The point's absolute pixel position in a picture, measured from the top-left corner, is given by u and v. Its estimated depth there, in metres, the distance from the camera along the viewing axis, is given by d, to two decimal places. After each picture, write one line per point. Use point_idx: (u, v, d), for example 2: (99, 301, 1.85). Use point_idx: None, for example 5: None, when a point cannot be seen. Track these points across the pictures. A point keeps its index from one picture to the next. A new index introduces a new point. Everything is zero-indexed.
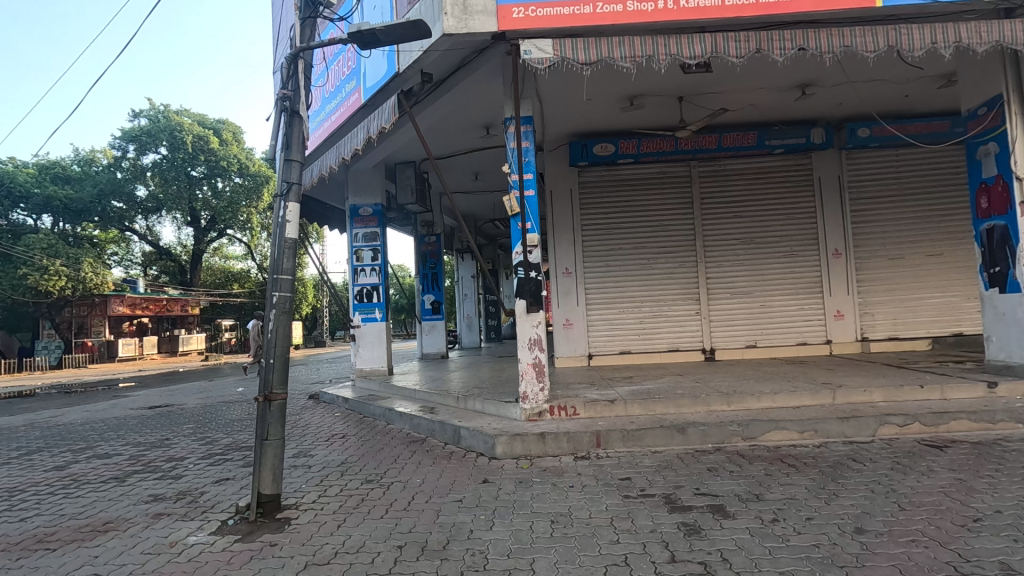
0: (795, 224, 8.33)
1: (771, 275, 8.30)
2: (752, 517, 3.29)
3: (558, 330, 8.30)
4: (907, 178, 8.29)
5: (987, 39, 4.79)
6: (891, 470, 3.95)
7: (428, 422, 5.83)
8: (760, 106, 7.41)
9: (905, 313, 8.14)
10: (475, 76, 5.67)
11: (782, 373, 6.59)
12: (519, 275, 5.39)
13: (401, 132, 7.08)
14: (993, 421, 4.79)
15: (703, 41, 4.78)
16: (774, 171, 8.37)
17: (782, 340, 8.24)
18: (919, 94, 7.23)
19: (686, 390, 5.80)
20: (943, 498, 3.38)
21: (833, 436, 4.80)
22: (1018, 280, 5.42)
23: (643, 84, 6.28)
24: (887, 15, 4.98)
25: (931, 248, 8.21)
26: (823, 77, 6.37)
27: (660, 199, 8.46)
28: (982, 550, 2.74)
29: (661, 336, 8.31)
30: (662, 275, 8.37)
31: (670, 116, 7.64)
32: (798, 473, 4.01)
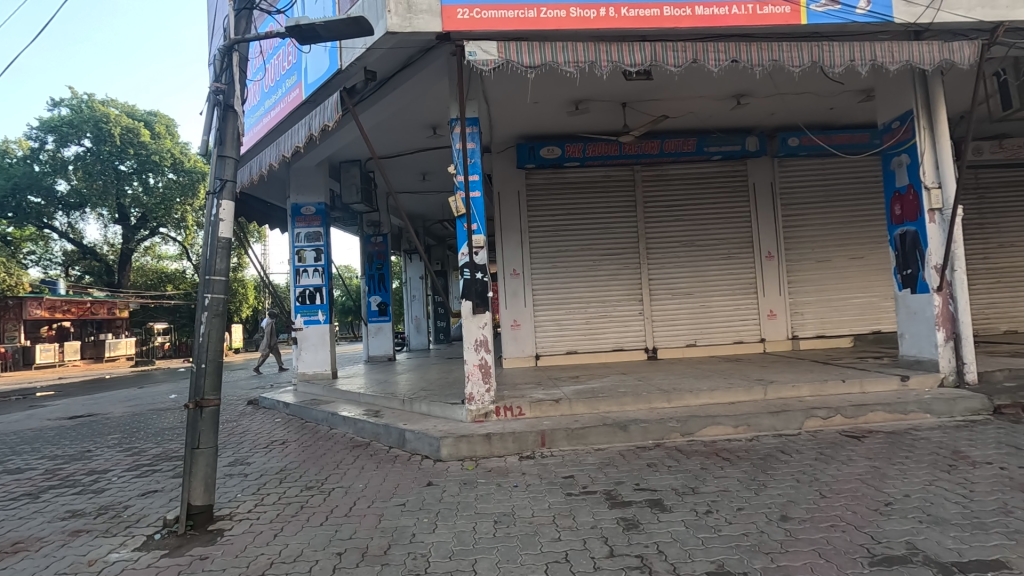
0: (732, 228, 8.71)
1: (710, 276, 8.64)
2: (687, 510, 3.42)
3: (506, 331, 8.34)
4: (832, 185, 8.83)
5: (900, 59, 5.17)
6: (815, 460, 4.19)
7: (372, 426, 5.73)
8: (699, 115, 7.71)
9: (832, 312, 8.67)
10: (422, 75, 5.60)
11: (719, 370, 6.88)
12: (465, 276, 5.37)
13: (345, 130, 6.91)
14: (906, 411, 5.16)
15: (643, 49, 4.93)
16: (712, 177, 8.73)
17: (720, 338, 8.59)
18: (843, 106, 7.71)
19: (629, 389, 5.96)
20: (859, 485, 3.62)
21: (765, 430, 5.05)
22: (927, 281, 5.84)
23: (588, 89, 6.41)
24: (812, 31, 5.29)
25: (854, 251, 8.78)
26: (756, 88, 6.69)
27: (605, 202, 8.65)
28: (891, 531, 2.95)
29: (606, 336, 8.50)
30: (607, 277, 8.57)
31: (614, 121, 7.82)
32: (732, 466, 4.19)
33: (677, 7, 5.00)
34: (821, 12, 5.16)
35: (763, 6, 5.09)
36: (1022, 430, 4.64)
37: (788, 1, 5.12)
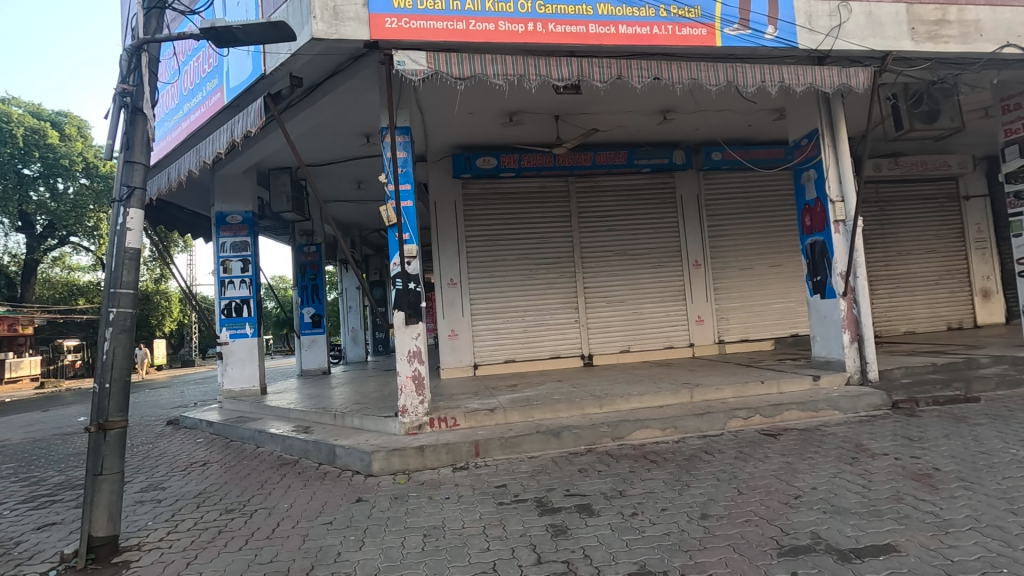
0: (661, 237, 9.06)
1: (642, 284, 8.94)
2: (614, 513, 3.50)
3: (443, 341, 8.27)
4: (752, 198, 9.38)
5: (805, 81, 5.59)
6: (735, 459, 4.41)
7: (301, 442, 5.52)
8: (628, 129, 8.01)
9: (754, 317, 9.17)
10: (351, 83, 5.51)
11: (650, 375, 7.12)
12: (397, 286, 5.31)
13: (272, 137, 6.68)
14: (817, 409, 5.53)
15: (570, 64, 5.09)
16: (642, 189, 9.05)
17: (653, 344, 8.88)
18: (759, 124, 8.22)
19: (563, 396, 6.05)
20: (773, 480, 3.84)
21: (690, 432, 5.26)
22: (834, 287, 6.30)
23: (520, 101, 6.52)
24: (727, 53, 5.63)
25: (773, 259, 9.35)
26: (679, 104, 7.03)
27: (540, 213, 8.78)
28: (799, 523, 3.14)
29: (544, 344, 8.60)
30: (544, 286, 8.69)
31: (547, 133, 7.98)
32: (658, 468, 4.34)
33: (601, 25, 5.18)
34: (734, 36, 5.50)
35: (682, 27, 5.37)
36: (915, 422, 5.07)
37: (705, 25, 5.43)
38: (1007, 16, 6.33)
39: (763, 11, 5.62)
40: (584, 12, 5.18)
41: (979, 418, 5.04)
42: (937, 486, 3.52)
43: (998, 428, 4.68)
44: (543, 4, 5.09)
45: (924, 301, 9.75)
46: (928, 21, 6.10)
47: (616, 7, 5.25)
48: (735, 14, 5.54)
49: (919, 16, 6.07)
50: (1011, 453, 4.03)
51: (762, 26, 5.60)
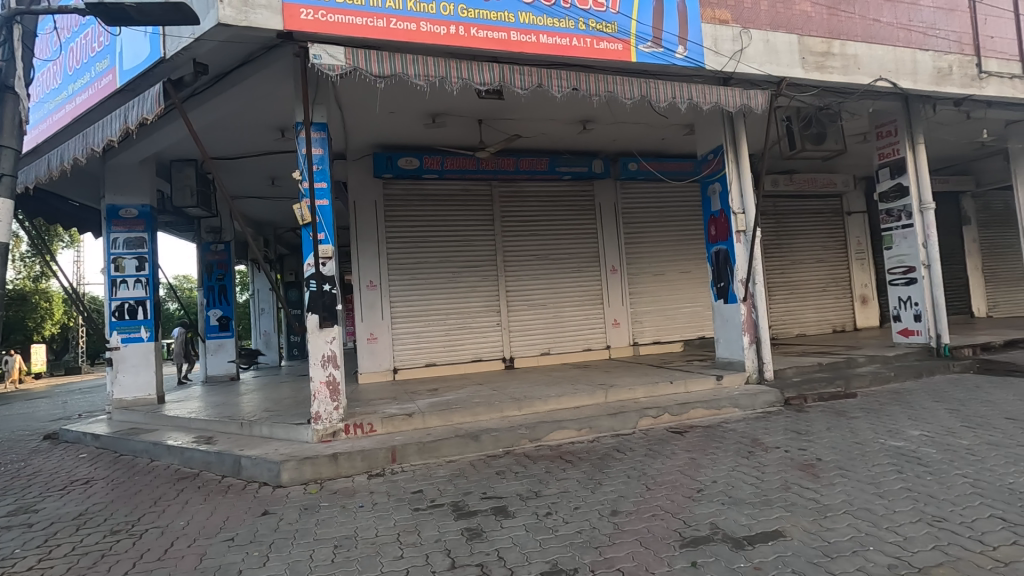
0: (581, 242, 9.32)
1: (562, 288, 9.15)
2: (529, 513, 3.55)
3: (362, 345, 8.02)
4: (665, 208, 9.89)
5: (710, 100, 6.00)
6: (645, 456, 4.62)
7: (202, 454, 5.14)
8: (550, 136, 8.19)
9: (666, 320, 9.66)
10: (263, 74, 5.24)
11: (569, 377, 7.29)
12: (311, 288, 5.09)
13: (173, 125, 6.21)
14: (719, 407, 5.92)
15: (492, 70, 5.15)
16: (563, 195, 9.28)
17: (572, 346, 9.11)
18: (671, 138, 8.71)
19: (482, 399, 6.06)
20: (678, 475, 4.06)
21: (604, 431, 5.45)
22: (736, 293, 6.77)
23: (443, 103, 6.49)
24: (641, 69, 5.92)
25: (683, 266, 9.90)
26: (598, 115, 7.28)
27: (463, 215, 8.76)
28: (700, 514, 3.34)
29: (465, 347, 8.58)
30: (466, 289, 8.68)
31: (471, 136, 8.00)
32: (573, 467, 4.45)
33: (523, 33, 5.28)
34: (648, 53, 5.79)
35: (599, 41, 5.58)
36: (803, 417, 5.54)
37: (620, 40, 5.68)
38: (880, 53, 7.13)
39: (674, 31, 5.95)
40: (506, 18, 5.24)
41: (856, 412, 5.61)
42: (819, 475, 3.87)
43: (870, 421, 5.22)
44: (466, 8, 5.10)
45: (813, 306, 10.70)
46: (816, 52, 6.73)
47: (538, 16, 5.36)
48: (648, 32, 5.83)
49: (809, 47, 6.69)
50: (881, 442, 4.51)
51: (673, 46, 5.93)
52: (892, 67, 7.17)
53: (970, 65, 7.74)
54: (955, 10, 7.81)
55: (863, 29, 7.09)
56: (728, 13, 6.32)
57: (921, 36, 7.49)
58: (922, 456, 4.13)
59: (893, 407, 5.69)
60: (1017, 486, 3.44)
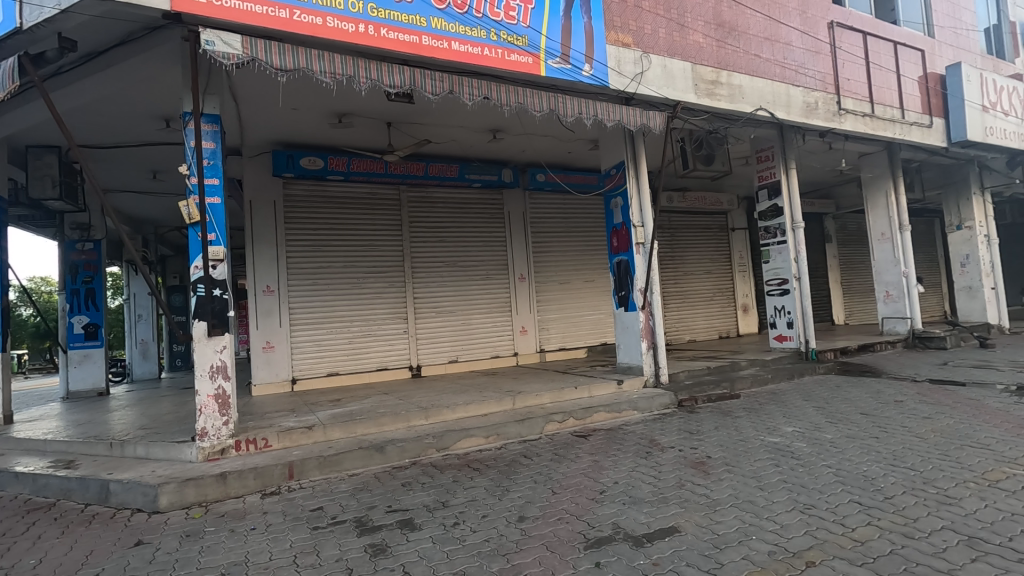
0: (489, 250, 9.39)
1: (470, 295, 9.15)
2: (436, 524, 3.48)
3: (256, 354, 7.48)
4: (571, 219, 10.24)
5: (613, 118, 6.32)
6: (551, 460, 4.71)
7: (61, 481, 4.51)
8: (460, 143, 8.19)
9: (571, 327, 9.98)
10: (146, 56, 4.75)
11: (477, 385, 7.27)
12: (199, 293, 4.67)
13: (31, 106, 5.45)
14: (620, 410, 6.20)
15: (402, 72, 5.09)
16: (473, 203, 9.31)
17: (479, 353, 9.12)
18: (577, 152, 9.04)
19: (388, 409, 5.89)
20: (582, 478, 4.18)
21: (512, 437, 5.50)
22: (635, 301, 7.14)
23: (350, 103, 6.28)
24: (550, 83, 6.10)
25: (587, 275, 10.31)
26: (507, 125, 7.40)
27: (369, 220, 8.49)
28: (603, 515, 3.45)
29: (370, 356, 8.29)
30: (372, 295, 8.40)
31: (378, 139, 7.79)
32: (480, 475, 4.44)
33: (434, 38, 5.24)
34: (556, 68, 5.98)
35: (510, 53, 5.68)
36: (694, 418, 5.94)
37: (531, 54, 5.82)
38: (760, 85, 7.89)
39: (581, 49, 6.20)
40: (417, 22, 5.17)
41: (739, 411, 6.12)
42: (708, 471, 4.16)
43: (752, 419, 5.71)
44: (376, 7, 4.97)
45: (702, 314, 11.56)
46: (707, 80, 7.32)
47: (450, 23, 5.35)
48: (557, 48, 6.02)
49: (700, 75, 7.26)
50: (761, 439, 4.95)
51: (580, 63, 6.18)
52: (769, 99, 7.96)
53: (832, 103, 8.80)
54: (820, 53, 8.84)
55: (746, 62, 7.82)
56: (630, 37, 6.70)
57: (794, 73, 8.40)
58: (795, 450, 4.58)
59: (771, 406, 6.28)
60: (870, 473, 3.92)
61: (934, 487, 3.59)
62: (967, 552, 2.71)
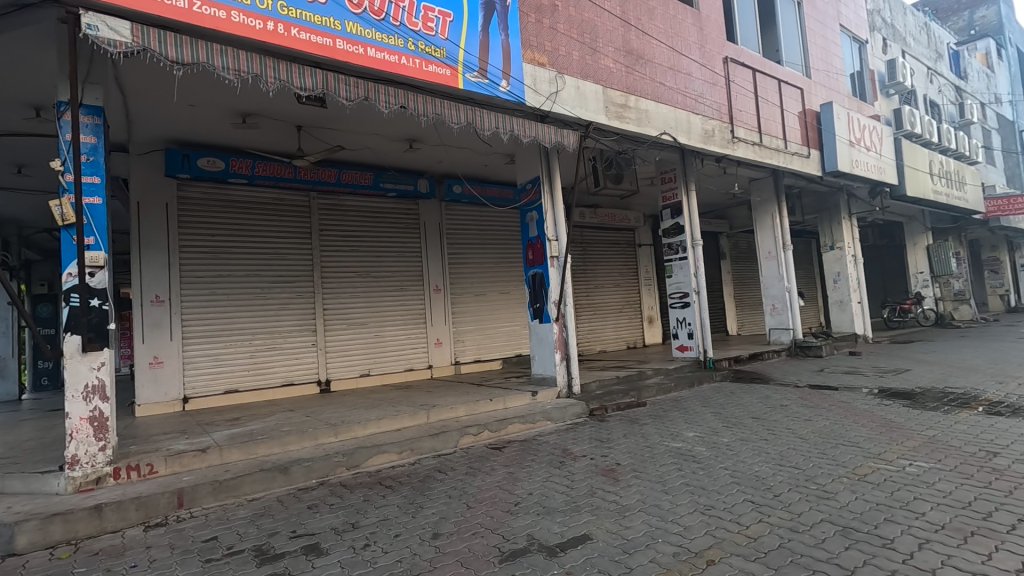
0: (404, 260, 9.21)
1: (384, 306, 8.92)
2: (345, 548, 3.32)
3: (142, 370, 6.76)
4: (487, 231, 10.32)
5: (529, 134, 6.48)
6: (466, 474, 4.67)
7: None
8: (374, 151, 8.02)
9: (486, 339, 10.02)
10: (12, 36, 4.21)
11: (390, 399, 7.07)
12: (72, 303, 4.17)
13: None
14: (534, 420, 6.29)
15: (315, 75, 4.90)
16: (387, 213, 9.11)
17: (392, 366, 8.89)
18: (493, 165, 9.16)
19: (293, 427, 5.56)
20: (497, 491, 4.17)
21: (426, 452, 5.39)
22: (549, 313, 7.31)
23: (256, 103, 5.95)
24: (467, 96, 6.14)
25: (502, 287, 10.42)
26: (424, 135, 7.34)
27: (275, 226, 8.03)
28: (518, 528, 3.46)
29: (274, 371, 7.80)
30: (277, 306, 7.93)
31: (287, 143, 7.43)
32: (393, 493, 4.30)
33: (349, 43, 5.09)
34: (474, 82, 6.03)
35: (428, 64, 5.65)
36: (605, 426, 6.15)
37: (448, 66, 5.82)
38: (665, 111, 8.44)
39: (498, 66, 6.31)
40: (332, 24, 5.01)
41: (646, 419, 6.41)
42: (618, 478, 4.32)
43: (657, 426, 6.01)
44: (286, 6, 4.76)
45: (612, 326, 12.05)
46: (617, 103, 7.72)
47: (366, 28, 5.23)
48: (475, 63, 6.08)
49: (611, 99, 7.64)
50: (665, 445, 5.22)
51: (497, 79, 6.27)
52: (672, 124, 8.52)
53: (726, 131, 9.59)
54: (717, 84, 9.62)
55: (652, 89, 8.33)
56: (545, 57, 6.92)
57: (694, 102, 9.05)
58: (696, 454, 4.87)
59: (674, 413, 6.64)
60: (761, 473, 4.25)
61: (814, 483, 3.95)
62: (842, 541, 3.00)
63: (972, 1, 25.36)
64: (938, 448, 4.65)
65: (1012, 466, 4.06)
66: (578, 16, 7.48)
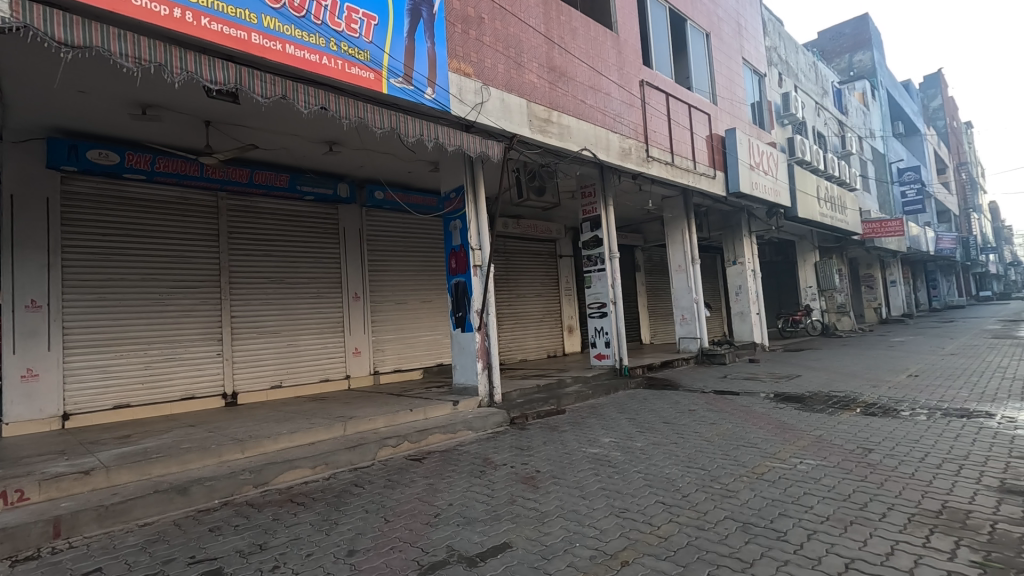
0: (321, 266, 8.86)
1: (298, 314, 8.52)
2: (251, 572, 3.12)
3: (11, 385, 5.99)
4: (410, 239, 10.18)
5: (453, 142, 6.48)
6: (384, 487, 4.54)
7: None
8: (291, 152, 7.68)
9: (407, 348, 9.84)
10: None
11: (304, 411, 6.75)
12: None
13: None
14: (455, 430, 6.25)
15: (227, 69, 4.63)
16: (304, 216, 8.73)
17: (306, 377, 8.49)
18: (417, 172, 9.07)
19: (194, 444, 5.15)
20: (416, 503, 4.10)
21: (341, 466, 5.19)
22: (471, 322, 7.30)
23: (159, 94, 5.53)
24: (391, 102, 6.04)
25: (424, 296, 10.30)
26: (345, 139, 7.14)
27: (178, 227, 7.44)
28: (437, 540, 3.41)
29: (173, 384, 7.19)
30: (178, 313, 7.34)
31: (193, 138, 6.95)
32: (305, 510, 4.10)
33: (266, 38, 4.86)
34: (399, 88, 5.95)
35: (350, 66, 5.51)
36: (525, 434, 6.23)
37: (372, 69, 5.71)
38: (585, 128, 8.76)
39: (423, 73, 6.27)
40: (247, 17, 4.77)
41: (565, 426, 6.56)
42: (537, 485, 4.38)
43: (575, 433, 6.16)
44: None
45: (533, 335, 12.24)
46: (540, 117, 7.91)
47: (284, 24, 5.02)
48: (399, 68, 6.00)
49: (535, 113, 7.82)
50: (583, 451, 5.36)
51: (422, 86, 6.23)
52: (592, 141, 8.86)
53: (642, 150, 10.10)
54: (633, 105, 10.12)
55: (573, 106, 8.62)
56: (471, 67, 6.97)
57: (612, 120, 9.47)
58: (612, 459, 5.05)
59: (591, 419, 6.84)
60: (671, 475, 4.47)
61: (718, 483, 4.21)
62: (742, 536, 3.23)
63: (852, 46, 28.61)
64: (824, 446, 5.12)
65: (883, 461, 4.56)
66: (504, 30, 7.61)
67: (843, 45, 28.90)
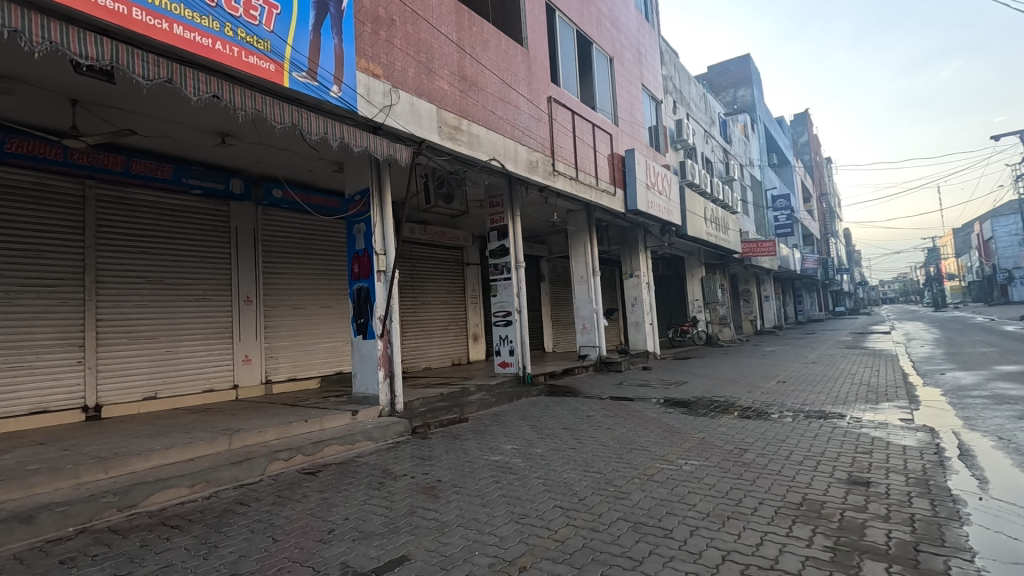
0: (207, 267, 8.17)
1: (179, 318, 7.78)
2: None
3: None
4: (309, 241, 9.71)
5: (359, 143, 6.29)
6: (273, 504, 4.25)
7: None
8: (177, 142, 7.05)
9: (303, 355, 9.35)
10: None
11: (182, 424, 6.17)
12: None
13: None
14: (353, 441, 6.01)
15: (100, 44, 4.14)
16: (189, 212, 8.02)
17: (187, 388, 7.77)
18: (319, 172, 8.69)
19: (44, 464, 4.50)
20: (309, 519, 3.88)
21: (224, 483, 4.79)
22: (373, 329, 7.09)
23: (13, 64, 4.83)
24: (293, 96, 5.75)
25: (323, 301, 9.86)
26: (240, 131, 6.68)
27: (33, 217, 6.52)
28: (330, 557, 3.25)
29: (20, 396, 6.26)
30: (29, 316, 6.41)
31: (57, 118, 6.16)
32: (180, 534, 3.73)
33: (149, 14, 4.44)
34: (301, 82, 5.67)
35: (248, 55, 5.18)
36: (426, 444, 6.13)
37: (273, 60, 5.40)
38: (494, 138, 8.88)
39: (329, 69, 6.03)
40: None
41: (467, 434, 6.55)
42: (438, 495, 4.32)
43: (478, 441, 6.17)
44: None
45: (438, 342, 12.12)
46: (449, 124, 7.90)
47: (172, 2, 4.62)
48: (303, 62, 5.73)
49: (444, 120, 7.80)
50: (484, 459, 5.38)
51: (327, 83, 5.99)
52: (501, 151, 9.00)
53: (548, 163, 10.43)
54: (541, 120, 10.42)
55: (482, 116, 8.71)
56: (380, 69, 6.82)
57: (520, 133, 9.69)
58: (513, 465, 5.11)
59: (493, 427, 6.89)
60: (569, 479, 4.61)
61: (612, 485, 4.41)
62: (633, 536, 3.40)
63: (736, 82, 31.55)
64: (706, 447, 5.54)
65: (757, 460, 5.02)
66: (415, 35, 7.52)
67: (729, 80, 31.83)
